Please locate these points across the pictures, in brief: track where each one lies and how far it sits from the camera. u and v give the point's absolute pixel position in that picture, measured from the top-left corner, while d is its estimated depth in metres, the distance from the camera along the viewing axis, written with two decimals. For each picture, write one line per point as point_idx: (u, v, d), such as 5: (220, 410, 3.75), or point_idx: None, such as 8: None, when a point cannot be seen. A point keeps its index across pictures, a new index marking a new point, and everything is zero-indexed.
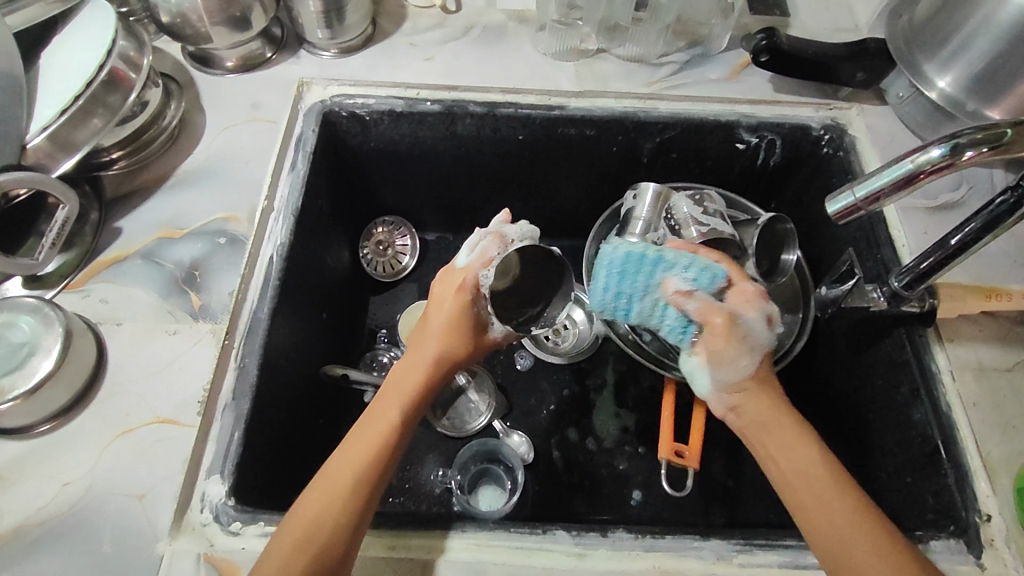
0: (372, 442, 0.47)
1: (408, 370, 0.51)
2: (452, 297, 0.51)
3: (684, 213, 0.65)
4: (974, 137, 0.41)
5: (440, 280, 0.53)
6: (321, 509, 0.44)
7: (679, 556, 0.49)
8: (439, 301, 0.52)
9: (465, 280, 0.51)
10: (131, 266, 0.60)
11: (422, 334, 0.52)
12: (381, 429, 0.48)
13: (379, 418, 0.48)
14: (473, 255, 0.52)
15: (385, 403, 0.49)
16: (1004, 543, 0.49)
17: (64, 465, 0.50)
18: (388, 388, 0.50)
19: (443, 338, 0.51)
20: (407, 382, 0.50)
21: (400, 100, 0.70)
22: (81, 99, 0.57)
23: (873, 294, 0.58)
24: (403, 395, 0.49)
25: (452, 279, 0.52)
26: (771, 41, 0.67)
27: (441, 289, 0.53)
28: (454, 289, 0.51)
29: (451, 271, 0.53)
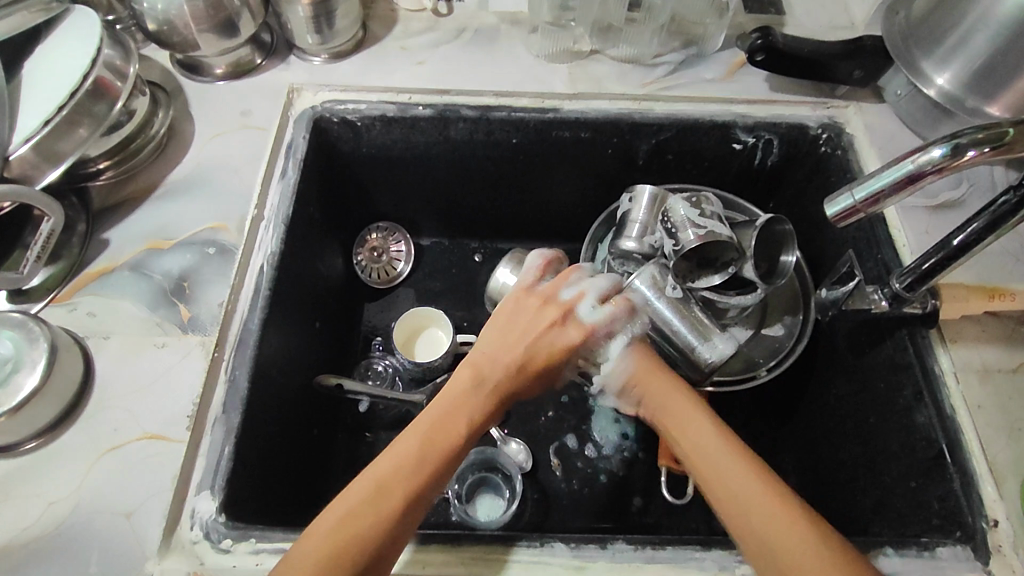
0: (430, 452, 0.47)
1: (479, 385, 0.52)
2: (564, 346, 0.55)
3: (680, 217, 0.62)
4: (976, 137, 0.40)
5: (547, 315, 0.56)
6: (353, 522, 0.42)
7: (680, 568, 0.48)
8: (546, 335, 0.55)
9: (588, 337, 0.56)
10: (119, 278, 0.59)
11: (505, 355, 0.54)
12: (449, 440, 0.48)
13: (446, 429, 0.49)
14: (603, 312, 0.56)
15: (455, 415, 0.50)
16: (1012, 549, 0.48)
17: (51, 483, 0.49)
18: (451, 397, 0.51)
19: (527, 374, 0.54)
20: (476, 399, 0.51)
21: (391, 105, 0.69)
22: (64, 109, 0.56)
23: (874, 296, 0.57)
24: (471, 415, 0.50)
25: (569, 331, 0.55)
26: (767, 40, 0.66)
27: (551, 329, 0.55)
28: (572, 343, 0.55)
29: (566, 318, 0.56)
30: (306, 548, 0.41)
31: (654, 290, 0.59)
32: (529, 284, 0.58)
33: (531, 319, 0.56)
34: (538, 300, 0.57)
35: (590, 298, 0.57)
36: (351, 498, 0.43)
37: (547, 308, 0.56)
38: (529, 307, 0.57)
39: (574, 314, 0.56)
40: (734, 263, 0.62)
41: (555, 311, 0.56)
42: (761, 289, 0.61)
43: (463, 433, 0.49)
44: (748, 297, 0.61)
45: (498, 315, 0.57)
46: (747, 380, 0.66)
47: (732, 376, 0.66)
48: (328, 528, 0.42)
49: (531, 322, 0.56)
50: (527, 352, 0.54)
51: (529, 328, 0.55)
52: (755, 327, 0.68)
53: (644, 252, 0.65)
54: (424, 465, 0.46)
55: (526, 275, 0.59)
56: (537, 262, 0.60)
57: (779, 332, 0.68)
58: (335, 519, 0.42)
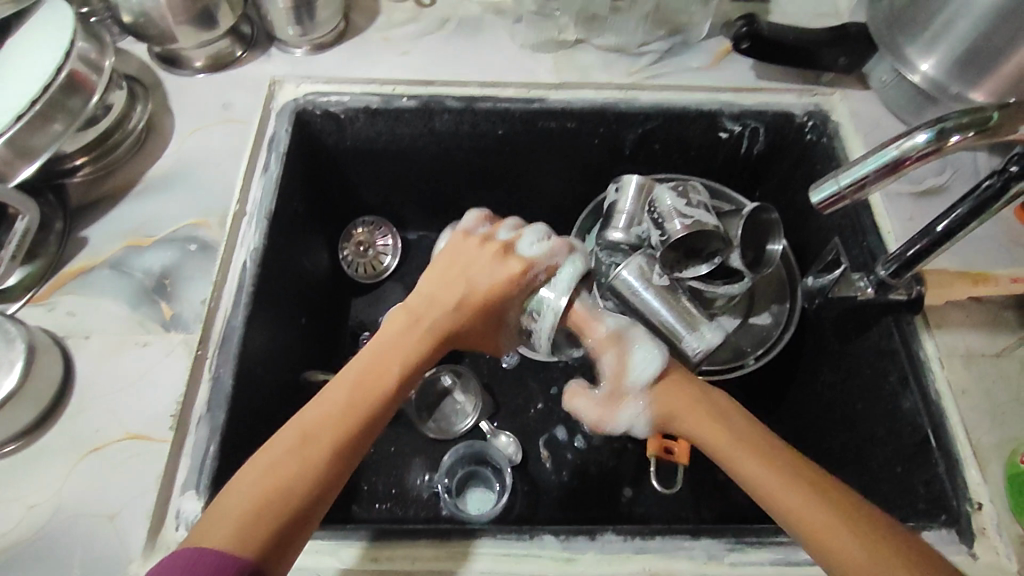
0: (362, 391, 0.45)
1: (414, 327, 0.50)
2: (501, 280, 0.53)
3: (667, 206, 0.62)
4: (960, 122, 0.40)
5: (486, 253, 0.54)
6: (275, 472, 0.40)
7: (670, 558, 0.48)
8: (481, 271, 0.53)
9: (528, 270, 0.53)
10: (99, 277, 0.58)
11: (440, 293, 0.52)
12: (381, 382, 0.46)
13: (380, 370, 0.46)
14: (540, 249, 0.54)
15: (387, 356, 0.47)
16: (996, 532, 0.48)
17: (32, 485, 0.49)
18: (385, 338, 0.49)
19: (468, 310, 0.52)
20: (411, 340, 0.49)
21: (375, 97, 0.68)
22: (38, 104, 0.54)
23: (861, 283, 0.57)
24: (409, 352, 0.48)
25: (507, 264, 0.53)
26: (751, 28, 0.66)
27: (491, 262, 0.53)
28: (510, 274, 0.53)
29: (507, 253, 0.54)
30: (228, 499, 0.39)
31: (642, 280, 0.59)
32: (469, 228, 0.57)
33: (471, 258, 0.54)
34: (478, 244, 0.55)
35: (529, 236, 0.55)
36: (276, 448, 0.41)
37: (485, 250, 0.54)
38: (466, 245, 0.55)
39: (513, 249, 0.55)
40: (720, 253, 0.62)
41: (494, 246, 0.54)
42: (748, 277, 0.62)
43: (400, 370, 0.47)
44: (734, 284, 0.62)
45: (436, 263, 0.54)
46: (733, 369, 0.67)
47: (720, 364, 0.66)
48: (255, 475, 0.40)
49: (469, 261, 0.54)
50: (465, 291, 0.52)
51: (466, 269, 0.53)
52: (743, 316, 0.69)
53: (632, 243, 0.65)
54: (356, 404, 0.44)
55: (467, 224, 0.58)
56: (479, 214, 0.59)
57: (766, 320, 0.69)
58: (262, 466, 0.40)
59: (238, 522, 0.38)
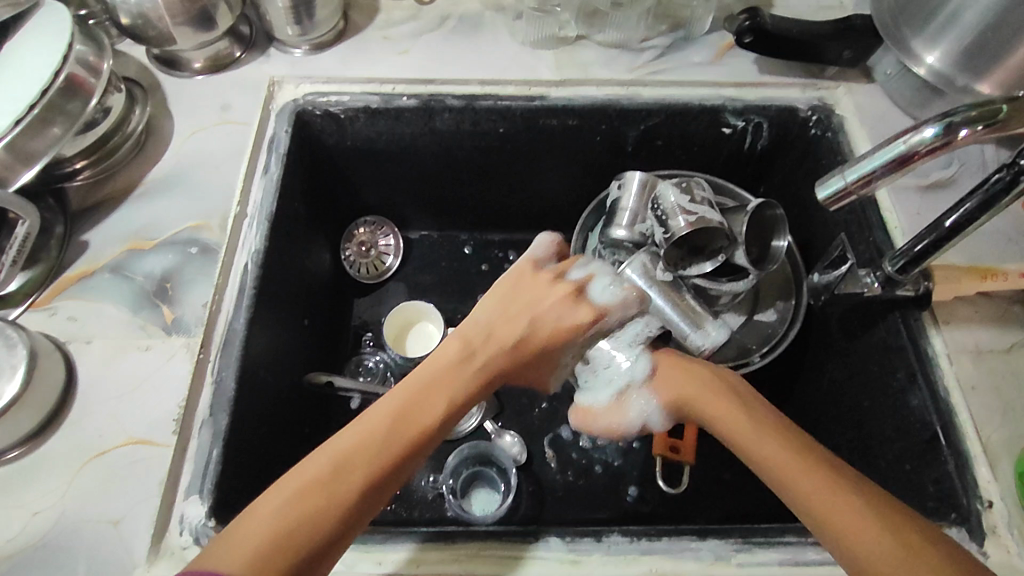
0: (405, 424, 0.45)
1: (470, 362, 0.51)
2: (568, 325, 0.55)
3: (671, 203, 0.62)
4: (969, 115, 0.39)
5: (557, 292, 0.56)
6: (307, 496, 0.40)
7: (676, 558, 0.48)
8: (550, 308, 0.55)
9: (598, 319, 0.56)
10: (100, 281, 0.58)
11: (503, 329, 0.54)
12: (433, 407, 0.47)
13: (432, 401, 0.47)
14: (609, 297, 0.57)
15: (435, 393, 0.48)
16: (1006, 530, 0.48)
17: (36, 491, 0.48)
18: (440, 371, 0.49)
19: (524, 351, 0.54)
20: (460, 373, 0.50)
21: (375, 97, 0.68)
22: (36, 108, 0.54)
23: (867, 279, 0.56)
24: (461, 390, 0.49)
25: (579, 310, 0.56)
26: (754, 21, 0.65)
27: (561, 306, 0.55)
28: (581, 319, 0.55)
29: (578, 296, 0.56)
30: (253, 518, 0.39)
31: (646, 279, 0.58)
32: (538, 259, 0.59)
33: (530, 287, 0.56)
34: (549, 273, 0.57)
35: (601, 279, 0.58)
36: (309, 469, 0.41)
37: (556, 284, 0.57)
38: (534, 280, 0.57)
39: (583, 294, 0.57)
40: (724, 250, 0.62)
41: (566, 287, 0.56)
42: (751, 274, 0.61)
43: (444, 412, 0.47)
44: (738, 283, 0.61)
45: (502, 292, 0.56)
46: (738, 367, 0.65)
47: (727, 361, 0.66)
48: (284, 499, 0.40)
49: (535, 293, 0.56)
50: (529, 330, 0.54)
51: (531, 303, 0.55)
52: (748, 313, 0.69)
53: (635, 240, 0.64)
54: (393, 444, 0.44)
55: (539, 250, 0.59)
56: (548, 241, 0.60)
57: (772, 317, 0.68)
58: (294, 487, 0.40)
59: (263, 542, 0.38)
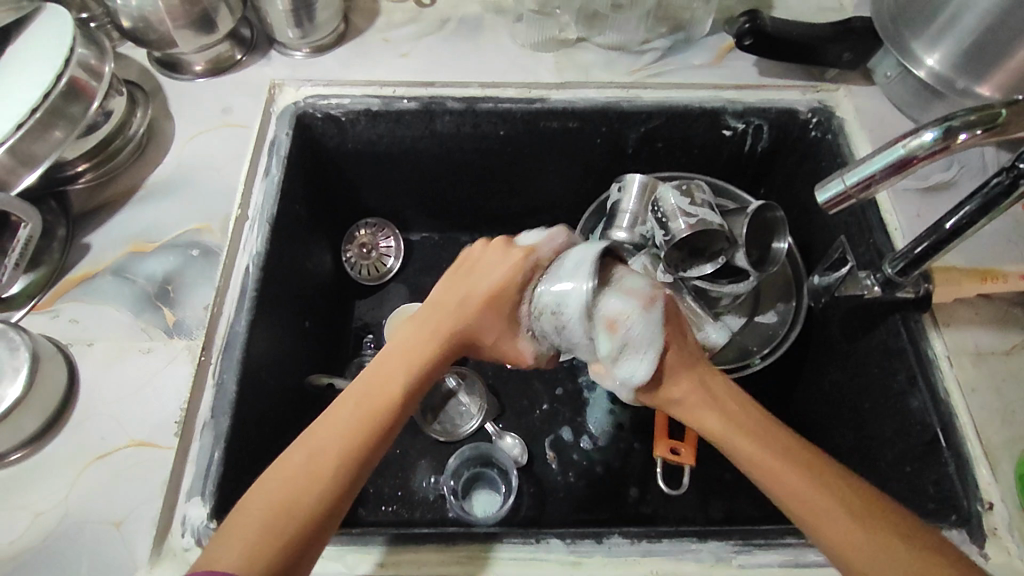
0: (363, 408, 0.43)
1: (425, 334, 0.47)
2: (510, 272, 0.49)
3: (671, 205, 0.62)
4: (968, 119, 0.39)
5: (491, 249, 0.51)
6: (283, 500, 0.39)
7: (677, 560, 0.48)
8: (488, 268, 0.50)
9: (533, 262, 0.50)
10: (101, 283, 0.58)
11: (448, 297, 0.50)
12: (388, 385, 0.44)
13: (385, 380, 0.45)
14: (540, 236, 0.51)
15: (393, 371, 0.45)
16: (1007, 532, 0.48)
17: (38, 494, 0.49)
18: (395, 350, 0.46)
19: (473, 309, 0.48)
20: (421, 343, 0.47)
21: (376, 99, 0.68)
22: (39, 111, 0.55)
23: (867, 281, 0.57)
24: (415, 364, 0.46)
25: (511, 254, 0.50)
26: (754, 24, 0.65)
27: (490, 258, 0.51)
28: (516, 264, 0.49)
29: (509, 245, 0.51)
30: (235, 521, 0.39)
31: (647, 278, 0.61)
32: (487, 228, 0.54)
33: (476, 256, 0.51)
34: (494, 241, 0.52)
35: (527, 225, 0.52)
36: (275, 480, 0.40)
37: (492, 242, 0.52)
38: (474, 246, 0.52)
39: (515, 242, 0.52)
40: (725, 252, 0.62)
41: (498, 241, 0.51)
42: (753, 276, 0.61)
43: (401, 383, 0.45)
44: (739, 284, 0.61)
45: (448, 268, 0.52)
46: (740, 368, 0.65)
47: (727, 362, 0.66)
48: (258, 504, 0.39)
49: (470, 260, 0.51)
50: (477, 298, 0.49)
51: (472, 270, 0.50)
52: (748, 315, 0.69)
53: (636, 242, 0.65)
54: (357, 432, 0.42)
55: None
56: None
57: (772, 319, 0.68)
58: (264, 493, 0.39)
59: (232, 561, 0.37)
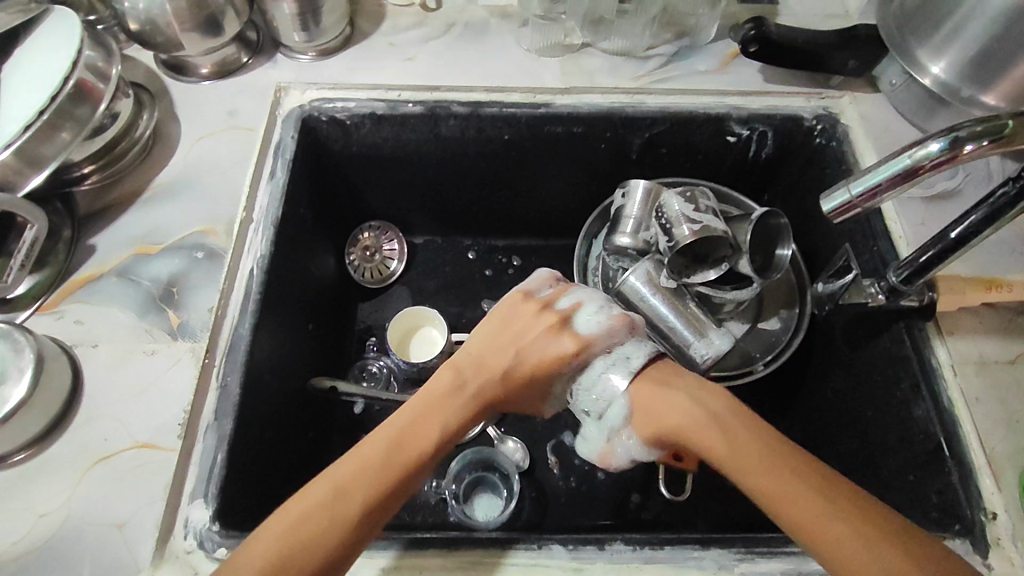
0: (397, 455, 0.45)
1: (459, 386, 0.50)
2: (552, 356, 0.52)
3: (675, 211, 0.62)
4: (975, 130, 0.39)
5: (542, 322, 0.53)
6: (300, 527, 0.40)
7: (679, 567, 0.48)
8: (535, 341, 0.52)
9: (579, 351, 0.51)
10: (106, 285, 0.58)
11: (489, 356, 0.52)
12: (423, 443, 0.46)
13: (418, 436, 0.46)
14: (601, 326, 0.52)
15: (427, 420, 0.47)
16: (1010, 542, 0.48)
17: (42, 494, 0.49)
18: (428, 400, 0.49)
19: (513, 380, 0.52)
20: (455, 402, 0.49)
21: (381, 103, 0.68)
22: (45, 113, 0.55)
23: (871, 289, 0.56)
24: (447, 421, 0.48)
25: (560, 340, 0.52)
26: (760, 31, 0.65)
27: (544, 336, 0.52)
28: (563, 352, 0.51)
29: (562, 326, 0.53)
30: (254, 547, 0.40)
31: (650, 285, 0.61)
32: (531, 289, 0.56)
33: (512, 318, 0.54)
34: (550, 315, 0.53)
35: (588, 306, 0.54)
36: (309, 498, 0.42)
37: (542, 313, 0.54)
38: (524, 309, 0.54)
39: (571, 320, 0.53)
40: (727, 259, 0.62)
41: (551, 317, 0.53)
42: (756, 282, 0.61)
43: (435, 440, 0.47)
44: (743, 291, 0.61)
45: (495, 319, 0.54)
46: (742, 375, 0.65)
47: (729, 369, 0.65)
48: (274, 535, 0.40)
49: (522, 325, 0.53)
50: (513, 361, 0.52)
51: (518, 332, 0.53)
52: (751, 321, 0.69)
53: (639, 248, 0.65)
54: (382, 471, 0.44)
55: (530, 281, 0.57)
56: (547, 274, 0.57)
57: (775, 325, 0.68)
58: (292, 515, 0.41)
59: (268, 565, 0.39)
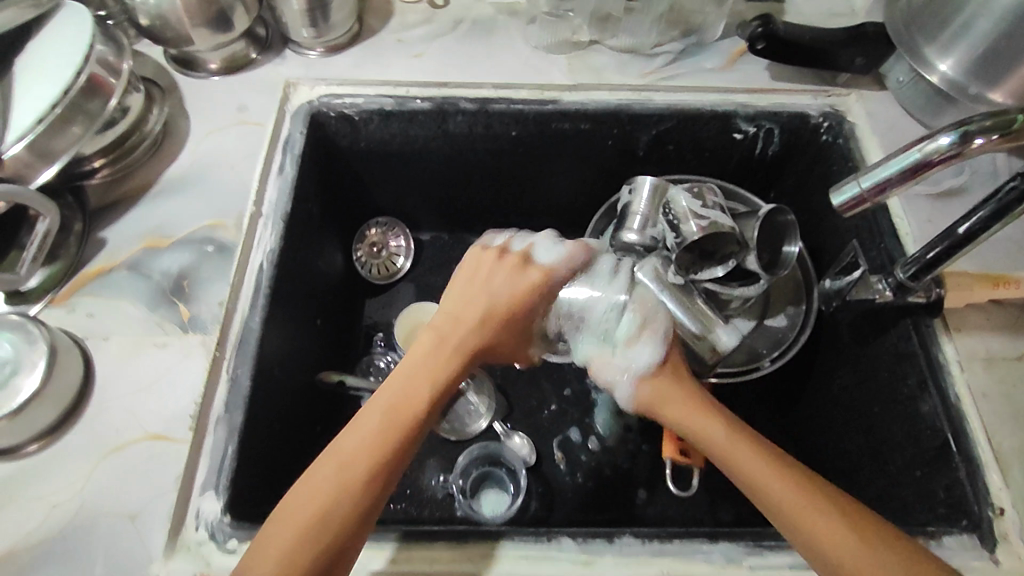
0: (394, 421, 0.44)
1: (445, 341, 0.49)
2: (524, 287, 0.53)
3: (682, 208, 0.62)
4: (984, 124, 0.39)
5: (501, 265, 0.54)
6: (318, 505, 0.40)
7: (688, 560, 0.48)
8: (500, 280, 0.53)
9: (548, 277, 0.53)
10: (117, 278, 0.59)
11: (462, 311, 0.52)
12: (416, 394, 0.46)
13: (411, 390, 0.46)
14: (561, 254, 0.54)
15: (418, 376, 0.47)
16: (1018, 537, 0.48)
17: (54, 485, 0.49)
18: (412, 362, 0.48)
19: (494, 320, 0.52)
20: (441, 357, 0.49)
21: (389, 99, 0.68)
22: (58, 107, 0.55)
23: (878, 285, 0.56)
24: (439, 373, 0.48)
25: (527, 272, 0.53)
26: (767, 28, 0.65)
27: (511, 275, 0.53)
28: (531, 281, 0.53)
29: (524, 262, 0.54)
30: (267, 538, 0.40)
31: (658, 282, 0.58)
32: (483, 244, 0.56)
33: (485, 269, 0.53)
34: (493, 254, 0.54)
35: (544, 243, 0.55)
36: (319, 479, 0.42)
37: (503, 257, 0.54)
38: (483, 257, 0.54)
39: (531, 257, 0.54)
40: (734, 255, 0.62)
41: (512, 257, 0.54)
42: (763, 278, 0.61)
43: (429, 394, 0.46)
44: (750, 287, 0.61)
45: (457, 277, 0.54)
46: (750, 372, 0.66)
47: (735, 367, 0.65)
48: (293, 516, 0.40)
49: (485, 273, 0.53)
50: (488, 305, 0.52)
51: (484, 279, 0.53)
52: (756, 318, 0.68)
53: (646, 245, 0.64)
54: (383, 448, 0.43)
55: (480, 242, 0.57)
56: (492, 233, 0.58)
57: (782, 322, 0.68)
58: (302, 501, 0.41)
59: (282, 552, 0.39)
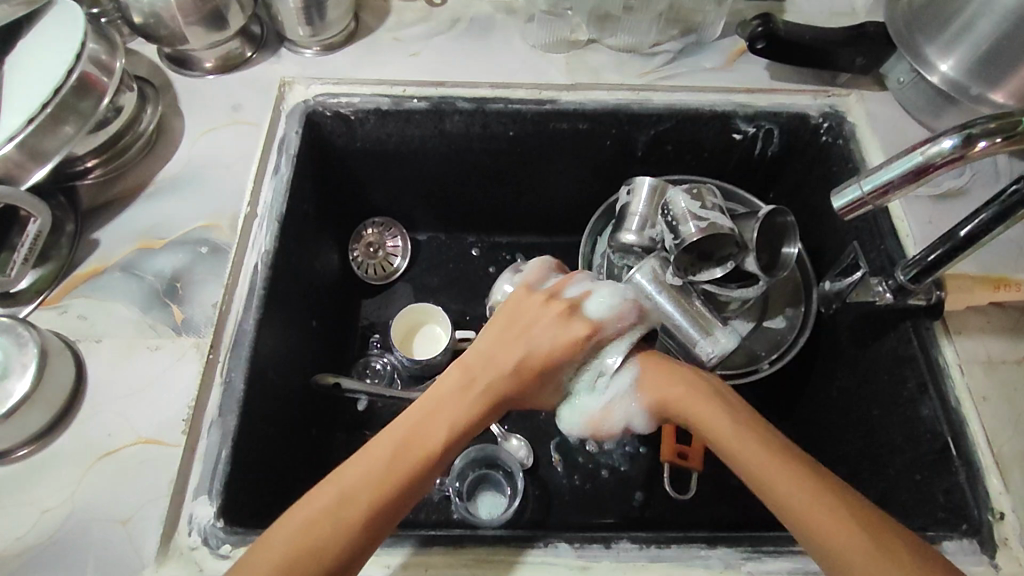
0: (406, 456, 0.44)
1: (469, 388, 0.49)
2: (567, 340, 0.52)
3: (681, 208, 0.61)
4: (987, 127, 0.39)
5: (549, 313, 0.53)
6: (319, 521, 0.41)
7: (686, 566, 0.47)
8: (543, 330, 0.52)
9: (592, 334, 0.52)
10: (110, 279, 0.58)
11: (498, 354, 0.51)
12: (431, 440, 0.46)
13: (426, 434, 0.46)
14: (609, 310, 0.53)
15: (434, 418, 0.47)
16: (1018, 542, 0.48)
17: (45, 489, 0.48)
18: (437, 397, 0.48)
19: (526, 372, 0.51)
20: (466, 401, 0.48)
21: (385, 98, 0.68)
22: (49, 106, 0.54)
23: (878, 288, 0.56)
24: (458, 420, 0.47)
25: (573, 325, 0.52)
26: (767, 28, 0.64)
27: (557, 321, 0.52)
28: (573, 337, 0.52)
29: (573, 311, 0.53)
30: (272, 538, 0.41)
31: (655, 283, 0.60)
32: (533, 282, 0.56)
33: (531, 317, 0.53)
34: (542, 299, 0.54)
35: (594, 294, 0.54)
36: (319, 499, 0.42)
37: (550, 303, 0.54)
38: (530, 301, 0.54)
39: (580, 308, 0.53)
40: (732, 258, 0.62)
41: (560, 304, 0.53)
42: (762, 281, 0.60)
43: (444, 439, 0.46)
44: (749, 289, 0.61)
45: (507, 312, 0.54)
46: (748, 374, 0.65)
47: (733, 368, 0.65)
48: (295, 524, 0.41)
49: (533, 317, 0.53)
50: (522, 356, 0.51)
51: (527, 330, 0.52)
52: (756, 319, 0.68)
53: (644, 245, 0.64)
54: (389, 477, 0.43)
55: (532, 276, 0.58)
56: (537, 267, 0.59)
57: (781, 324, 0.68)
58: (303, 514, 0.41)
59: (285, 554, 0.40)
